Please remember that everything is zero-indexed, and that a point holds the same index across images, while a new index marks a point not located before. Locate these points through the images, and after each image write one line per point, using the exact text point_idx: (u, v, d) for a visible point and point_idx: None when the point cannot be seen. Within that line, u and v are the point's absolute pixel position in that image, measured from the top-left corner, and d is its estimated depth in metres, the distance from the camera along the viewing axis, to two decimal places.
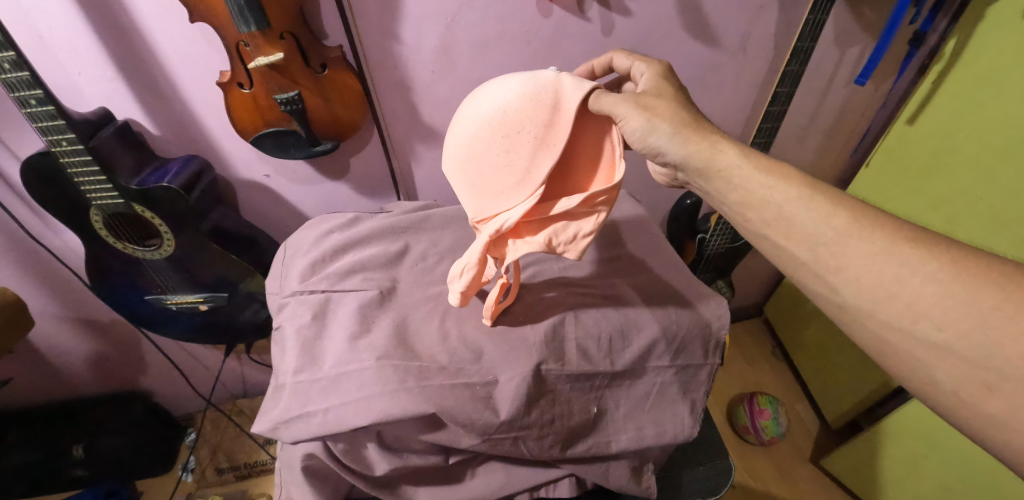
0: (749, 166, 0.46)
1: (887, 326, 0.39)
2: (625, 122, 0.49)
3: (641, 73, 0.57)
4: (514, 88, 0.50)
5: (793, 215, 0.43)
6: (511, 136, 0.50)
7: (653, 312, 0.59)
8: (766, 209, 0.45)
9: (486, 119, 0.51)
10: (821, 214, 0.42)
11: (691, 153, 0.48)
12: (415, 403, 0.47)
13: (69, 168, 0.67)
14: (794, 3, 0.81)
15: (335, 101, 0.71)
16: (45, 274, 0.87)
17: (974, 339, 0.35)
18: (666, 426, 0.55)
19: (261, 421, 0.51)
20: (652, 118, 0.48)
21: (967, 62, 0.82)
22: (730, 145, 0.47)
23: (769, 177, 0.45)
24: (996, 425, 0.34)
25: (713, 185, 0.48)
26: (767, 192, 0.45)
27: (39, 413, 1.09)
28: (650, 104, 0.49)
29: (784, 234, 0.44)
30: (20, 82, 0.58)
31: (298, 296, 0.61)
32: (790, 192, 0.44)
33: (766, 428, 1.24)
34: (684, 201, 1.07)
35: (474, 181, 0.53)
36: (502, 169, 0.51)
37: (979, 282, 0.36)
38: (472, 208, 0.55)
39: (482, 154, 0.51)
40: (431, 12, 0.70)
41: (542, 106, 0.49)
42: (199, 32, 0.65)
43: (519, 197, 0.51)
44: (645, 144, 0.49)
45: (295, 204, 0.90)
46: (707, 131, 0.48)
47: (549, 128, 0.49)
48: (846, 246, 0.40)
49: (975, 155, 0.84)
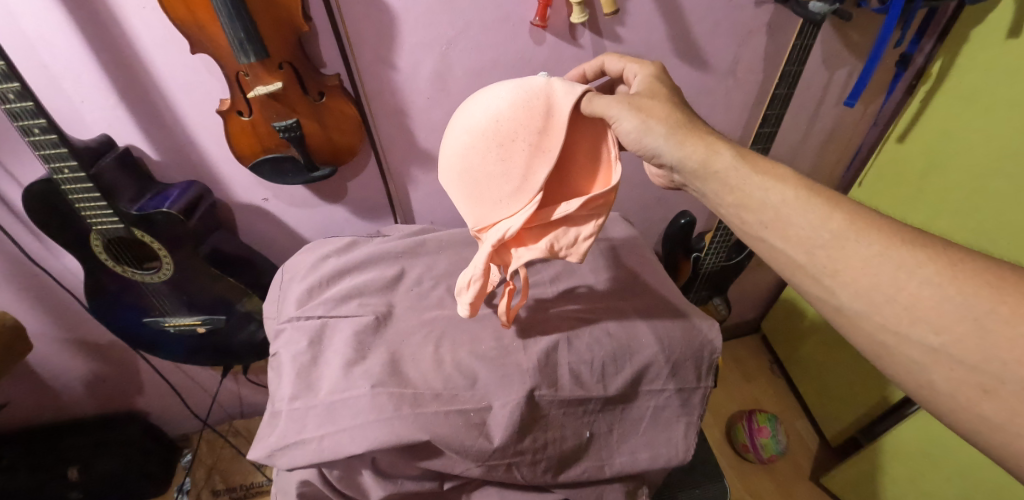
0: (744, 167, 0.47)
1: (884, 329, 0.39)
2: (620, 124, 0.50)
3: (633, 74, 0.59)
4: (506, 97, 0.51)
5: (790, 216, 0.44)
6: (505, 144, 0.51)
7: (647, 332, 0.60)
8: (763, 211, 0.46)
9: (480, 128, 0.51)
10: (818, 216, 0.43)
11: (688, 153, 0.48)
12: (408, 430, 0.48)
13: (70, 195, 0.68)
14: (781, 29, 0.84)
15: (333, 129, 0.72)
16: (44, 297, 0.87)
17: (972, 343, 0.35)
18: (660, 450, 0.55)
19: (256, 447, 0.51)
20: (647, 119, 0.49)
21: (953, 83, 0.85)
22: (727, 147, 0.48)
23: (766, 179, 0.46)
24: (994, 430, 0.35)
25: (710, 187, 0.48)
26: (763, 194, 0.46)
27: (39, 434, 1.08)
28: (644, 106, 0.50)
29: (782, 235, 0.44)
30: (24, 112, 0.59)
31: (295, 322, 0.61)
32: (787, 194, 0.45)
33: (765, 446, 1.23)
34: (679, 221, 1.07)
35: (471, 190, 0.54)
36: (499, 178, 0.52)
37: (977, 285, 0.36)
38: (473, 218, 0.56)
39: (478, 164, 0.52)
40: (428, 40, 0.72)
41: (534, 114, 0.50)
42: (200, 63, 0.67)
43: (519, 204, 0.52)
44: (640, 146, 0.50)
45: (293, 227, 0.91)
46: (704, 134, 0.49)
47: (544, 135, 0.50)
48: (841, 245, 0.41)
49: (965, 172, 0.85)
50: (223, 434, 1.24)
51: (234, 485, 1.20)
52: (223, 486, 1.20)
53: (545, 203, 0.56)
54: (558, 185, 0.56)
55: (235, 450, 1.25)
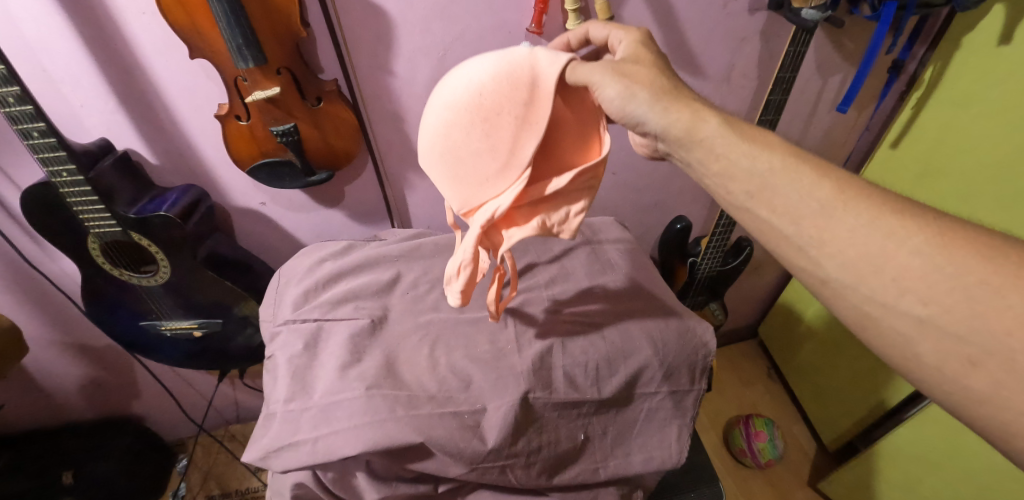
0: (730, 134, 0.44)
1: (869, 302, 0.38)
2: (604, 91, 0.46)
3: (617, 40, 0.54)
4: (487, 69, 0.47)
5: (777, 186, 0.42)
6: (489, 119, 0.47)
7: (640, 334, 0.60)
8: (749, 181, 0.43)
9: (460, 103, 0.48)
10: (805, 185, 0.41)
11: (673, 121, 0.45)
12: (402, 432, 0.48)
13: (68, 198, 0.69)
14: (775, 36, 0.85)
15: (330, 134, 0.73)
16: (40, 300, 0.87)
17: (961, 314, 0.34)
18: (655, 453, 0.56)
19: (251, 449, 0.51)
20: (630, 85, 0.46)
21: (943, 89, 0.86)
22: (715, 116, 0.45)
23: (753, 147, 0.43)
24: (980, 403, 0.34)
25: (695, 156, 0.45)
26: (751, 163, 0.43)
27: (33, 439, 1.08)
28: (627, 71, 0.46)
29: (767, 206, 0.42)
30: (23, 115, 0.59)
31: (291, 324, 0.62)
32: (773, 162, 0.42)
33: (762, 450, 1.23)
34: (673, 226, 1.07)
35: (454, 170, 0.51)
36: (484, 155, 0.49)
37: (966, 256, 0.35)
38: (456, 201, 0.53)
39: (460, 141, 0.49)
40: (425, 45, 0.73)
41: (519, 84, 0.47)
42: (200, 68, 0.67)
43: (506, 183, 0.50)
44: (623, 113, 0.46)
45: (290, 231, 0.92)
46: (690, 102, 0.46)
47: (530, 107, 0.47)
48: (828, 213, 0.39)
49: (959, 171, 0.85)
50: (220, 439, 1.24)
51: (229, 489, 1.19)
52: (218, 490, 1.19)
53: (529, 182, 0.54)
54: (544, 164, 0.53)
55: (231, 455, 1.24)
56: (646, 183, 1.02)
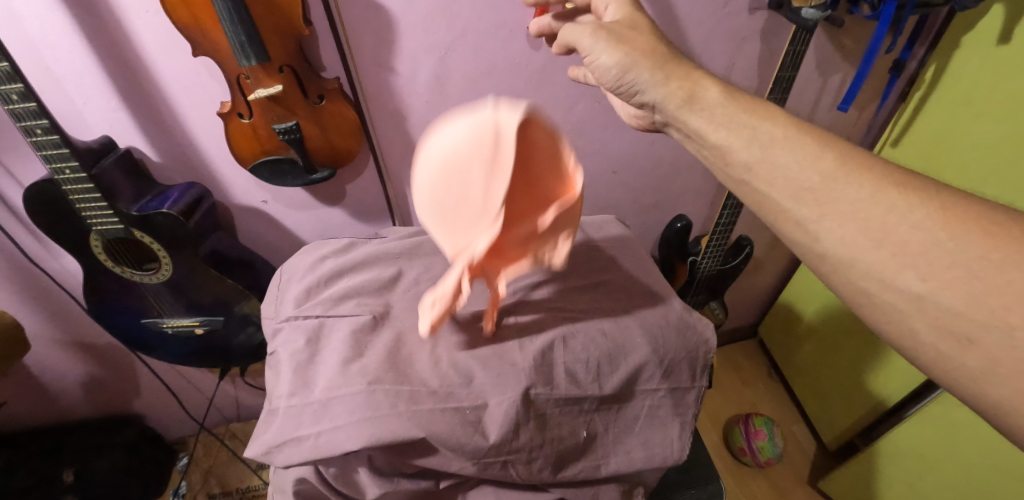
0: (727, 100, 0.46)
1: (869, 279, 0.38)
2: (600, 60, 0.50)
3: None
4: (453, 121, 0.45)
5: (778, 158, 0.43)
6: (459, 170, 0.46)
7: (641, 331, 0.60)
8: (748, 150, 0.44)
9: (433, 158, 0.47)
10: (807, 156, 0.42)
11: (671, 90, 0.48)
12: (404, 427, 0.48)
13: (71, 195, 0.69)
14: (776, 34, 0.85)
15: (332, 132, 0.73)
16: (41, 297, 0.87)
17: (960, 290, 0.34)
18: (655, 449, 0.56)
19: (253, 445, 0.52)
20: (630, 54, 0.49)
21: (944, 88, 0.86)
22: (713, 84, 0.48)
23: (752, 116, 0.45)
24: (977, 379, 0.34)
25: (694, 123, 0.48)
26: (751, 133, 0.44)
27: (34, 437, 1.08)
28: (628, 40, 0.50)
29: (767, 179, 0.43)
30: (27, 112, 0.60)
31: (293, 321, 0.62)
32: (775, 132, 0.44)
33: (762, 449, 1.24)
34: (674, 225, 1.08)
35: (436, 219, 0.51)
36: (461, 205, 0.48)
37: (969, 231, 0.35)
38: (446, 242, 0.52)
39: (439, 195, 0.48)
40: (427, 44, 0.73)
41: (480, 135, 0.44)
42: (202, 66, 0.68)
43: (482, 229, 0.49)
44: (623, 82, 0.51)
45: (292, 229, 0.92)
46: (689, 70, 0.49)
47: (495, 156, 0.44)
48: (832, 184, 0.40)
49: (959, 169, 0.85)
50: (221, 438, 1.24)
51: (230, 488, 1.19)
52: (219, 489, 1.19)
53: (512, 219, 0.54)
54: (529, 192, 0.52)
55: (232, 454, 1.24)
56: (647, 181, 1.03)
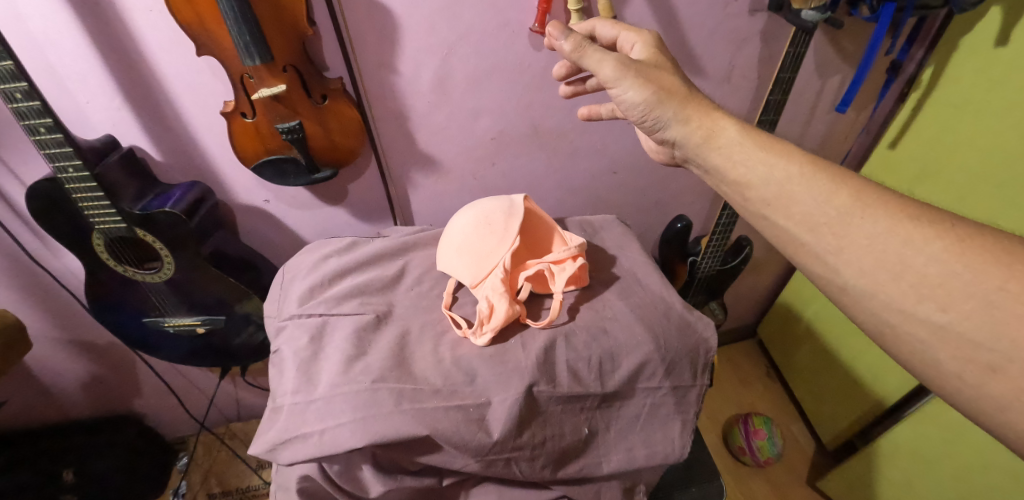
0: (747, 140, 0.47)
1: (888, 307, 0.38)
2: (626, 96, 0.51)
3: (630, 42, 0.59)
4: (480, 203, 0.68)
5: (795, 195, 0.44)
6: (490, 222, 0.65)
7: (643, 328, 0.61)
8: (765, 188, 0.45)
9: (467, 223, 0.66)
10: (823, 192, 0.42)
11: (692, 129, 0.49)
12: (409, 425, 0.49)
13: (74, 194, 0.69)
14: (775, 37, 0.86)
15: (335, 131, 0.74)
16: (43, 296, 0.87)
17: (981, 320, 0.34)
18: (656, 447, 0.56)
19: (257, 442, 0.52)
20: (655, 92, 0.50)
21: (942, 91, 0.87)
22: (731, 122, 0.48)
23: (771, 156, 0.46)
24: (998, 407, 0.34)
25: (712, 161, 0.48)
26: (768, 171, 0.45)
27: (34, 436, 1.08)
28: (653, 78, 0.50)
29: (784, 214, 0.44)
30: (30, 111, 0.60)
31: (297, 319, 0.62)
32: (791, 171, 0.44)
33: (761, 448, 1.24)
34: (675, 225, 1.08)
35: (468, 257, 0.64)
36: (488, 244, 0.64)
37: (985, 261, 0.35)
38: (469, 274, 0.63)
39: (472, 244, 0.64)
40: (429, 44, 0.73)
41: (501, 203, 0.67)
42: (206, 65, 0.68)
43: (505, 249, 0.64)
44: (646, 118, 0.51)
45: (293, 228, 0.92)
46: (708, 108, 0.50)
47: (510, 216, 0.66)
48: (845, 221, 0.40)
49: (957, 173, 0.86)
50: (221, 437, 1.24)
51: (230, 488, 1.20)
52: (218, 489, 1.19)
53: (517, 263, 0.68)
54: (529, 253, 0.71)
55: (232, 453, 1.24)
56: (647, 182, 1.03)
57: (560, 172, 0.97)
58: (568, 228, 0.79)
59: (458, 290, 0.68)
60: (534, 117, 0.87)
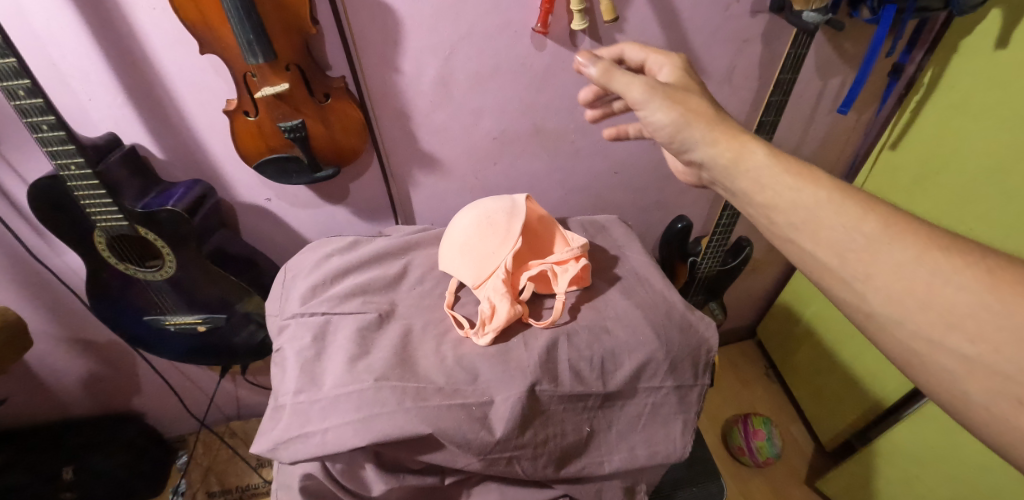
0: (778, 166, 0.44)
1: (918, 337, 0.36)
2: (653, 117, 0.50)
3: (659, 64, 0.59)
4: (482, 202, 0.68)
5: (822, 219, 0.41)
6: (492, 222, 0.65)
7: (645, 328, 0.61)
8: (794, 212, 0.42)
9: (469, 222, 0.66)
10: (851, 218, 0.40)
11: (720, 151, 0.47)
12: (412, 424, 0.49)
13: (76, 192, 0.69)
14: (776, 38, 0.86)
15: (337, 130, 0.74)
16: (43, 294, 0.87)
17: (1014, 354, 0.32)
18: (658, 446, 0.57)
19: (260, 441, 0.52)
20: (684, 113, 0.48)
21: (942, 93, 0.87)
22: (762, 147, 0.46)
23: (799, 180, 0.43)
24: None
25: (740, 184, 0.46)
26: (795, 196, 0.43)
27: (34, 434, 1.08)
28: (681, 100, 0.49)
29: (811, 239, 0.41)
30: (33, 108, 0.60)
31: (299, 318, 0.62)
32: (818, 195, 0.42)
33: (760, 449, 1.24)
34: (676, 224, 1.08)
35: (470, 257, 0.64)
36: (490, 244, 0.64)
37: (1018, 292, 0.33)
38: (470, 275, 0.63)
39: (474, 243, 0.64)
40: (432, 44, 0.73)
41: (503, 202, 0.67)
42: (209, 63, 0.68)
43: (507, 249, 0.64)
44: (673, 139, 0.50)
45: (295, 227, 0.92)
46: (737, 131, 0.47)
47: (512, 215, 0.66)
48: (871, 247, 0.38)
49: (957, 176, 0.86)
50: (221, 435, 1.24)
51: (230, 486, 1.20)
52: (219, 487, 1.20)
53: (519, 263, 0.68)
54: (532, 254, 0.71)
55: (232, 452, 1.24)
56: (648, 182, 1.03)
57: (561, 172, 0.97)
58: (569, 228, 0.79)
59: (459, 290, 0.68)
60: (536, 117, 0.87)
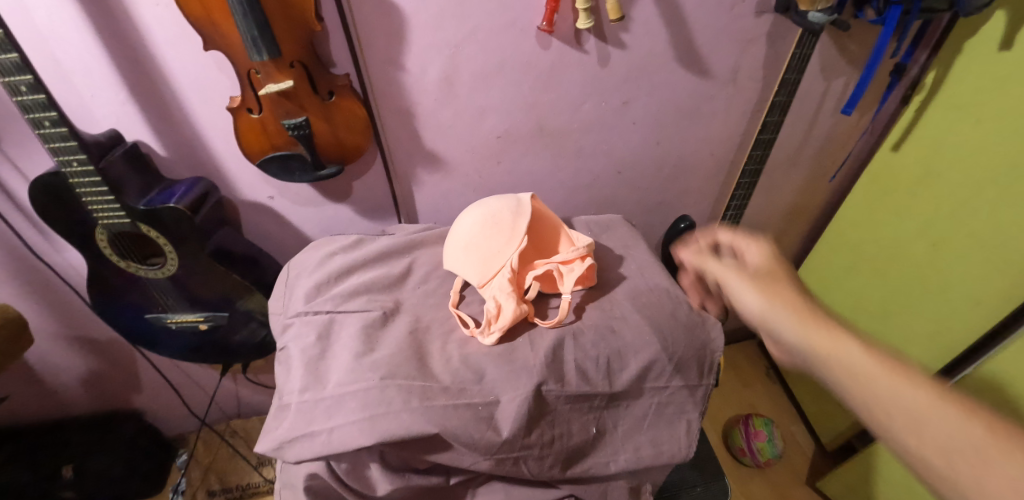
0: (890, 371, 0.38)
1: None
2: (743, 299, 0.49)
3: (747, 246, 0.54)
4: (487, 201, 0.68)
5: (927, 420, 0.35)
6: (497, 221, 0.65)
7: (651, 328, 0.61)
8: (895, 416, 0.36)
9: (474, 221, 0.66)
10: (957, 423, 0.34)
11: (810, 341, 0.42)
12: (418, 424, 0.48)
13: (77, 189, 0.68)
14: (781, 39, 0.85)
15: (341, 128, 0.73)
16: (43, 291, 0.87)
17: None
18: (663, 446, 0.56)
19: (264, 440, 0.52)
20: (772, 300, 0.46)
21: (946, 94, 0.87)
22: (858, 340, 0.40)
23: (902, 380, 0.37)
24: None
25: (831, 378, 0.40)
26: (895, 397, 0.37)
27: (34, 432, 1.08)
28: (773, 288, 0.47)
29: (914, 438, 0.35)
30: (35, 104, 0.59)
31: (303, 316, 0.62)
32: (924, 397, 0.36)
33: (761, 450, 1.23)
34: (678, 225, 1.05)
35: (474, 256, 0.64)
36: (496, 243, 0.64)
37: None
38: (475, 274, 0.63)
39: (479, 243, 0.64)
40: (436, 42, 0.73)
41: (508, 201, 0.67)
42: (213, 60, 0.68)
43: (512, 249, 0.64)
44: (762, 324, 0.47)
45: (297, 225, 0.92)
46: (832, 323, 0.43)
47: (518, 214, 0.66)
48: (983, 461, 0.32)
49: (960, 178, 0.86)
50: (221, 434, 1.23)
51: (230, 485, 1.20)
52: (219, 486, 1.19)
53: (523, 262, 0.68)
54: (537, 253, 0.71)
55: (232, 450, 1.23)
56: (651, 182, 1.03)
57: (565, 171, 0.97)
58: (574, 227, 0.79)
59: (464, 289, 0.68)
60: (540, 116, 0.87)
